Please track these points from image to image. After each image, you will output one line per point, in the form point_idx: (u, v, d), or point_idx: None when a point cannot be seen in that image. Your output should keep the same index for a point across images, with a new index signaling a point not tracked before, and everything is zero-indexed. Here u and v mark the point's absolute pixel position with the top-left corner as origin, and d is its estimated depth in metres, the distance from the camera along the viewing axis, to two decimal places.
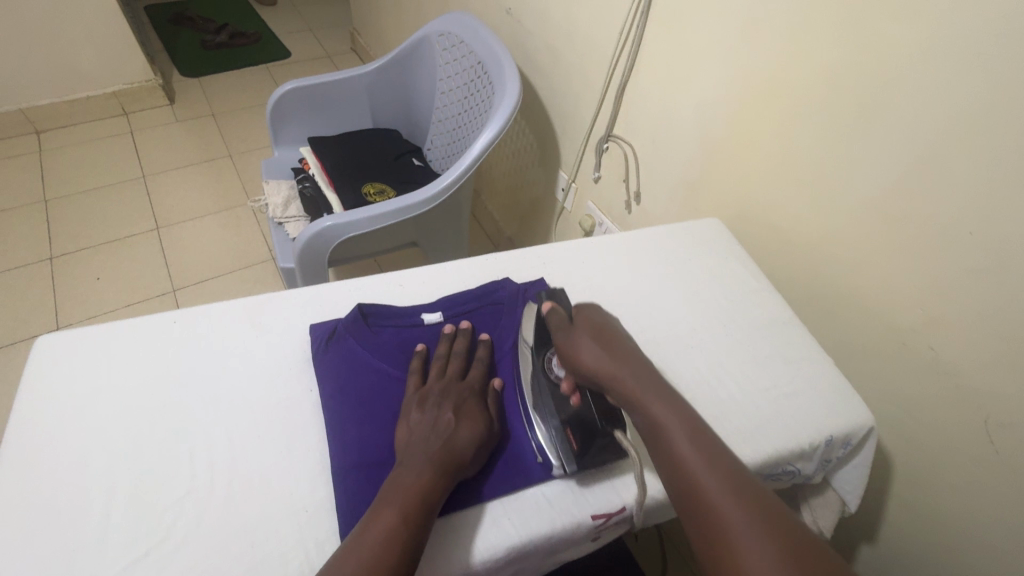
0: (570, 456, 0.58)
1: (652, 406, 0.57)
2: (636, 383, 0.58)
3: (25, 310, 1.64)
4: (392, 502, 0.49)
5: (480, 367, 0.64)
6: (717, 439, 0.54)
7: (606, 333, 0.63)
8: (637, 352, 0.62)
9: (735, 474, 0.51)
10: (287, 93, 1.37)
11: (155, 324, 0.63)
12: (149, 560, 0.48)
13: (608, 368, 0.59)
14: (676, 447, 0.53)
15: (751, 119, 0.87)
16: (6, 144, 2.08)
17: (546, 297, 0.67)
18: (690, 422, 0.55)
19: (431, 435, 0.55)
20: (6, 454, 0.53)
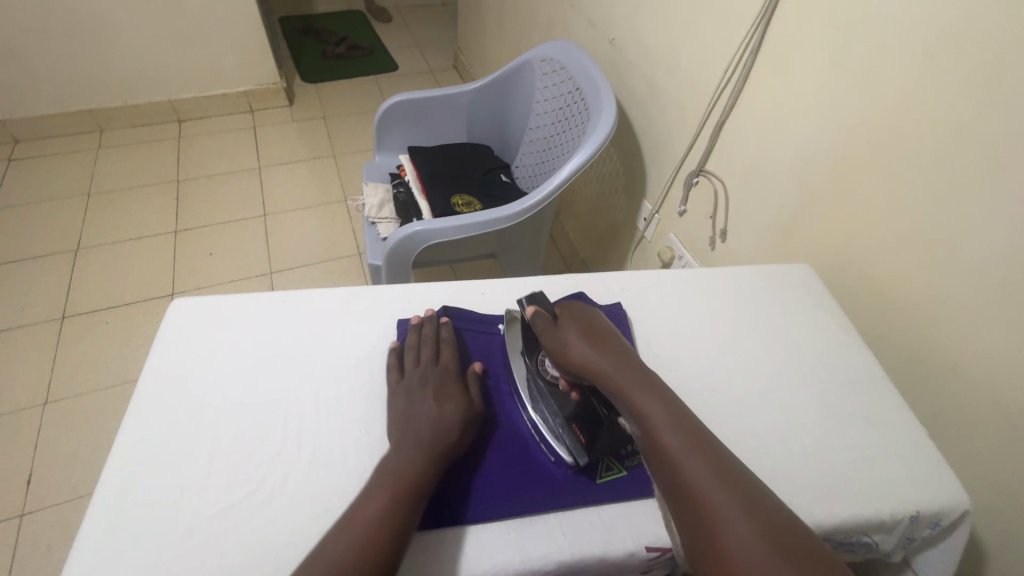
0: (581, 449, 0.60)
1: (642, 399, 0.58)
2: (627, 378, 0.60)
3: (150, 274, 1.86)
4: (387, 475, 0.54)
5: (451, 350, 0.67)
6: (706, 432, 0.55)
7: (589, 326, 0.65)
8: (623, 347, 0.64)
9: (723, 467, 0.52)
10: (395, 104, 1.48)
11: (268, 300, 0.71)
12: (241, 507, 0.54)
13: (596, 362, 0.62)
14: (664, 442, 0.54)
15: (858, 167, 0.83)
16: (154, 129, 2.39)
17: (528, 300, 0.69)
18: (683, 419, 0.56)
19: (416, 419, 0.59)
20: (139, 394, 0.61)
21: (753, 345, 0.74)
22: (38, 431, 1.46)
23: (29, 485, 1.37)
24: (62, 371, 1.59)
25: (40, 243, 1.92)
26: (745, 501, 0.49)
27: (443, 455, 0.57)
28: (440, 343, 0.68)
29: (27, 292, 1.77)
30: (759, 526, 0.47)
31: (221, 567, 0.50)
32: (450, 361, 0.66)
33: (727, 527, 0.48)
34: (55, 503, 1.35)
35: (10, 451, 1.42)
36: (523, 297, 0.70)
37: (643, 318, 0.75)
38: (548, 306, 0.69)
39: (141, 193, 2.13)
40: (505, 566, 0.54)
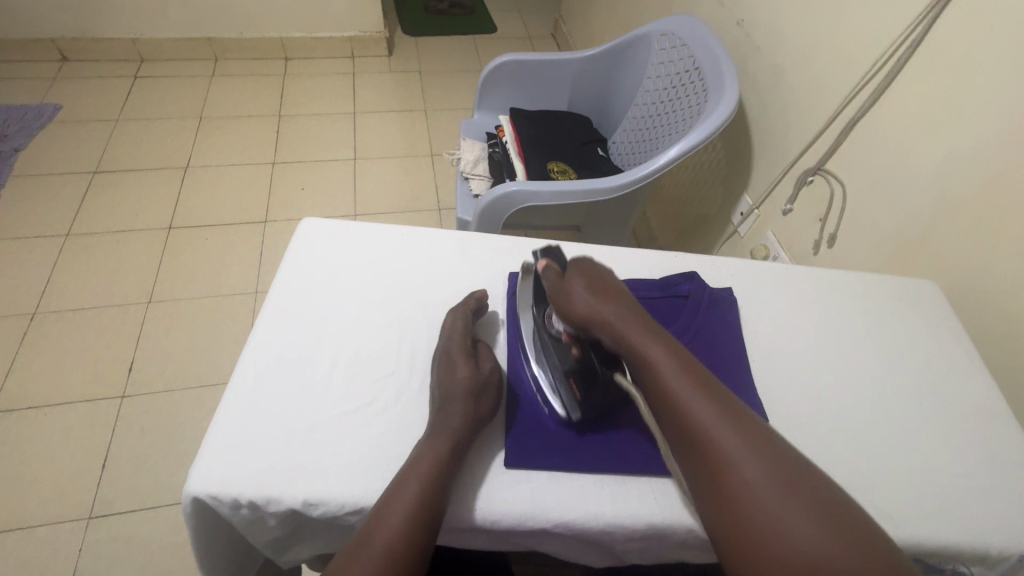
0: (574, 403, 0.60)
1: (649, 348, 0.54)
2: (628, 328, 0.57)
3: (248, 200, 1.98)
4: (432, 450, 0.52)
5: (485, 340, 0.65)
6: (726, 393, 0.52)
7: (592, 275, 0.62)
8: (627, 295, 0.60)
9: (752, 430, 0.49)
10: (503, 64, 1.48)
11: (390, 233, 0.74)
12: (358, 415, 0.58)
13: (600, 313, 0.58)
14: (689, 408, 0.50)
15: (1014, 184, 0.76)
16: (262, 64, 2.50)
17: (542, 255, 0.67)
18: (691, 369, 0.53)
19: (451, 398, 0.57)
20: (273, 298, 0.66)
21: (865, 354, 0.71)
22: (141, 325, 1.62)
23: (130, 370, 1.53)
24: (165, 276, 1.73)
25: (154, 156, 2.07)
26: (758, 445, 0.47)
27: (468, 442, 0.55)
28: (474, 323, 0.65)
29: (141, 200, 1.93)
30: (798, 495, 0.44)
31: (338, 464, 0.54)
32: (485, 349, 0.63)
33: (740, 474, 0.46)
34: (150, 391, 1.49)
35: (118, 338, 1.58)
36: (538, 251, 0.68)
37: (752, 308, 0.73)
38: (560, 261, 0.66)
39: (246, 123, 2.25)
40: (596, 516, 0.55)
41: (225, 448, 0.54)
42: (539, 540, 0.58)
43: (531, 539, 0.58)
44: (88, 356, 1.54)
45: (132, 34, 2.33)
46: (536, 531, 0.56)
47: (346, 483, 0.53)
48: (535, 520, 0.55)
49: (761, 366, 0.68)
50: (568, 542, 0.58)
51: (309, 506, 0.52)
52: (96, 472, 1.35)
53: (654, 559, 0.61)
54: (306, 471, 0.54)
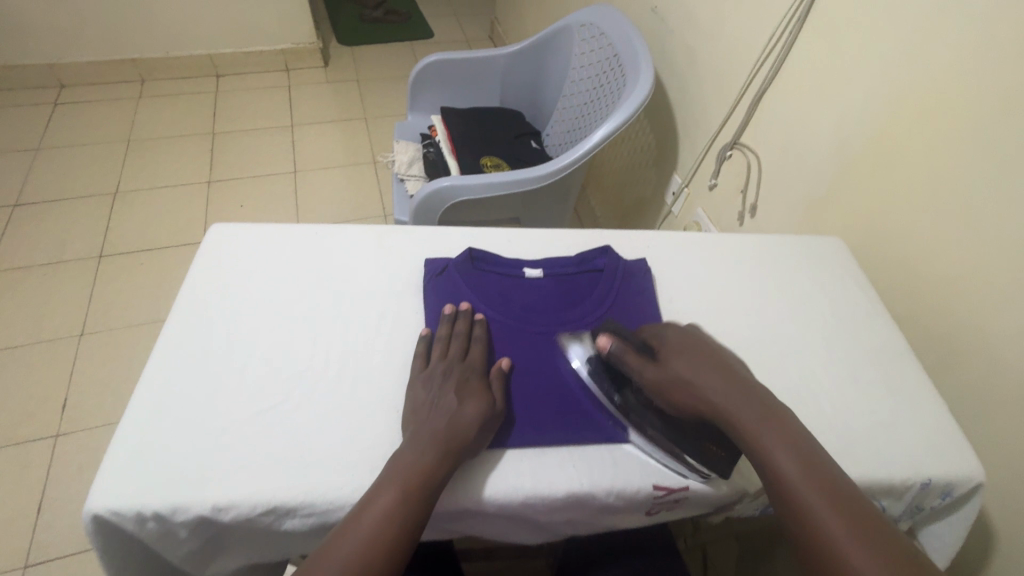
0: (721, 463, 0.57)
1: (773, 446, 0.52)
2: (750, 420, 0.54)
3: (184, 221, 1.92)
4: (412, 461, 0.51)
5: (481, 347, 0.62)
6: (848, 485, 0.50)
7: (698, 355, 0.59)
8: (744, 380, 0.57)
9: (876, 529, 0.47)
10: (430, 64, 1.48)
11: (302, 232, 0.73)
12: (269, 415, 0.56)
13: (713, 399, 0.55)
14: (812, 509, 0.48)
15: (898, 140, 0.81)
16: (192, 82, 2.43)
17: (604, 333, 0.61)
18: (822, 474, 0.50)
19: (427, 417, 0.55)
20: (179, 306, 0.64)
21: (777, 311, 0.74)
22: (74, 358, 1.54)
23: (64, 407, 1.45)
24: (98, 305, 1.66)
25: (80, 183, 1.99)
26: (903, 568, 0.45)
27: (460, 456, 0.53)
28: (470, 337, 0.63)
29: (68, 230, 1.84)
30: None
31: (248, 465, 0.53)
32: (476, 361, 0.60)
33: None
34: (86, 427, 1.42)
35: (49, 375, 1.50)
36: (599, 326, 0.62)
37: (668, 276, 0.75)
38: (623, 335, 0.61)
39: (178, 143, 2.18)
40: (517, 491, 0.55)
41: (128, 460, 0.52)
42: (469, 523, 0.58)
43: (460, 522, 0.57)
44: (17, 396, 1.46)
45: (48, 59, 2.23)
46: (461, 512, 0.55)
47: (258, 485, 0.52)
48: (454, 497, 0.54)
49: None
50: (494, 520, 0.57)
51: (219, 510, 0.51)
52: (31, 517, 1.28)
53: (588, 528, 0.61)
54: (215, 476, 0.52)
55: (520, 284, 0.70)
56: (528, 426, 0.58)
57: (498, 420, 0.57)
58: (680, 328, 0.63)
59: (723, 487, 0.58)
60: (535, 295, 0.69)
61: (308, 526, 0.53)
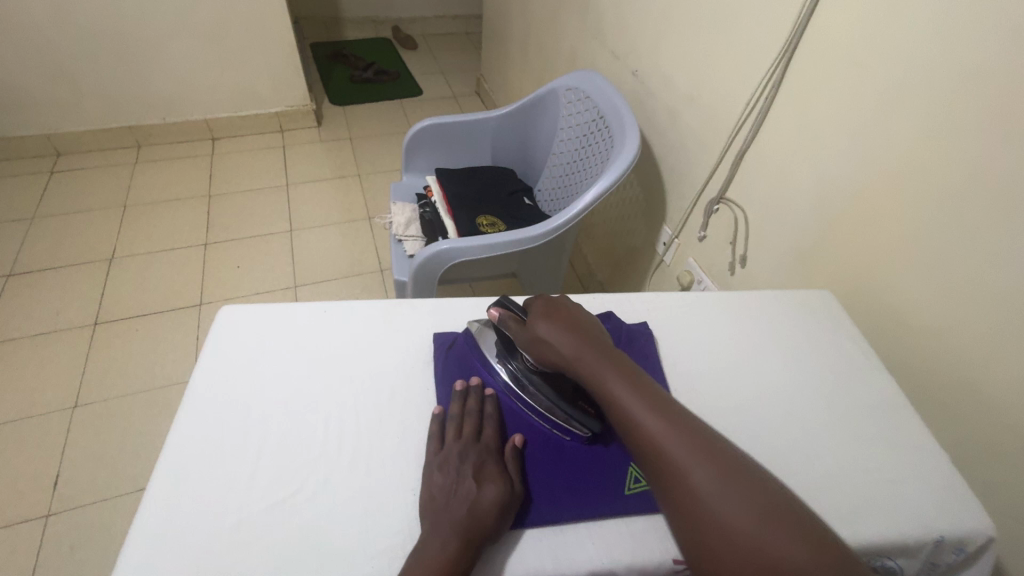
0: (591, 422, 0.64)
1: (610, 380, 0.60)
2: (592, 362, 0.62)
3: (180, 284, 1.92)
4: (436, 546, 0.51)
5: (493, 426, 0.63)
6: (676, 406, 0.58)
7: (559, 313, 0.67)
8: (592, 332, 0.65)
9: (699, 437, 0.55)
10: (423, 128, 1.55)
11: (311, 310, 0.75)
12: (283, 506, 0.56)
13: (565, 350, 0.63)
14: (649, 429, 0.56)
15: (875, 197, 0.86)
16: (188, 147, 2.49)
17: (494, 307, 0.69)
18: (644, 390, 0.59)
19: (445, 498, 0.55)
20: (191, 395, 0.65)
21: (775, 369, 0.76)
22: (67, 432, 1.50)
23: (55, 485, 1.40)
24: (92, 375, 1.63)
25: (76, 251, 1.99)
26: (706, 453, 0.53)
27: (483, 541, 0.53)
28: (482, 416, 0.64)
29: (63, 298, 1.83)
30: (740, 488, 0.50)
31: (265, 562, 0.53)
32: (490, 440, 0.62)
33: (694, 481, 0.52)
34: (78, 505, 1.37)
35: (39, 452, 1.46)
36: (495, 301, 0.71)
37: (669, 338, 0.78)
38: (513, 304, 0.70)
39: (174, 207, 2.21)
40: (539, 572, 0.54)
41: (144, 561, 0.52)
42: None
43: None
44: (6, 475, 1.41)
45: (46, 130, 2.28)
46: None
47: None
48: None
49: (683, 393, 0.72)
50: None
51: None
52: None
53: None
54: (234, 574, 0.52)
55: None
56: (543, 499, 0.59)
57: (519, 503, 0.57)
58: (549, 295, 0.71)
59: None
60: None
61: None
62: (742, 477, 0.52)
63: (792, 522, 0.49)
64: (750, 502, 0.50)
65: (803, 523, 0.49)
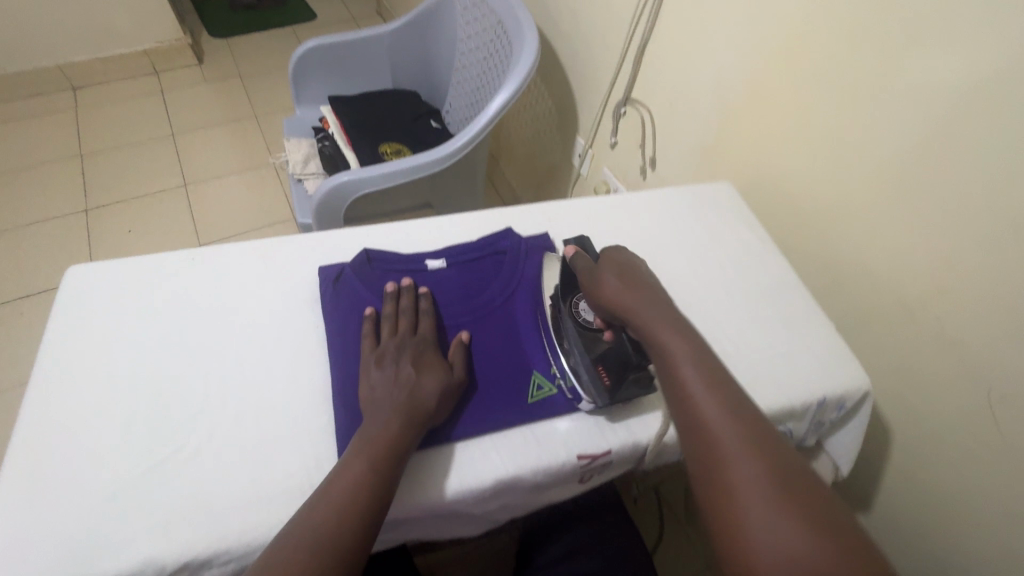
0: (603, 391, 0.58)
1: (672, 348, 0.56)
2: (655, 322, 0.58)
3: (65, 259, 1.72)
4: (381, 428, 0.52)
5: (431, 319, 0.62)
6: (737, 391, 0.54)
7: (629, 270, 0.63)
8: (658, 290, 0.62)
9: (756, 427, 0.50)
10: (309, 50, 1.38)
11: (176, 260, 0.67)
12: (165, 467, 0.52)
13: (627, 304, 0.59)
14: (702, 409, 0.52)
15: (767, 78, 0.84)
16: (43, 100, 2.15)
17: (572, 243, 0.69)
18: (705, 362, 0.55)
19: (390, 386, 0.55)
20: (41, 368, 0.57)
21: (678, 264, 0.76)
22: None
23: None
24: None
25: None
26: (760, 447, 0.49)
27: (422, 426, 0.53)
28: (418, 312, 0.63)
29: None
30: (787, 492, 0.46)
31: (151, 525, 0.49)
32: (429, 332, 0.61)
33: (740, 473, 0.48)
34: None
35: None
36: (569, 240, 0.70)
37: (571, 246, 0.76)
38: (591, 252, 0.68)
39: (39, 172, 1.93)
40: (444, 490, 0.54)
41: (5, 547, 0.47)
42: (401, 529, 0.57)
43: (396, 528, 0.56)
44: None
45: None
46: (391, 522, 0.54)
47: (164, 543, 0.48)
48: None
49: None
50: (428, 522, 0.57)
51: None
52: None
53: (524, 507, 0.62)
54: (110, 549, 0.48)
55: (423, 278, 0.67)
56: (460, 405, 0.58)
57: (459, 388, 0.58)
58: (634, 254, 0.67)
59: (640, 448, 0.60)
60: (446, 283, 0.68)
61: (229, 572, 0.50)
62: (792, 485, 0.47)
63: (817, 505, 0.45)
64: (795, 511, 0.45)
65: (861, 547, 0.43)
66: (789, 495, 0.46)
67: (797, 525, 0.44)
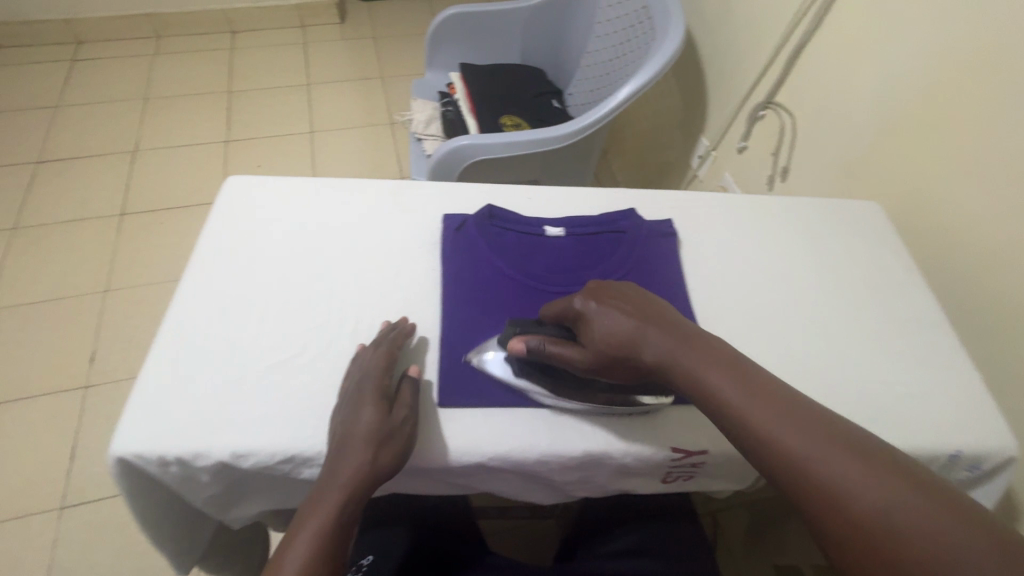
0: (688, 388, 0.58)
1: (712, 376, 0.46)
2: (682, 353, 0.47)
3: (203, 181, 1.92)
4: (315, 516, 0.46)
5: (380, 355, 0.55)
6: (808, 404, 0.43)
7: (622, 303, 0.51)
8: (663, 311, 0.51)
9: (854, 444, 0.40)
10: (449, 18, 1.43)
11: (317, 186, 0.72)
12: (286, 367, 0.56)
13: (649, 353, 0.48)
14: (784, 445, 0.41)
15: (948, 94, 0.75)
16: (207, 39, 2.39)
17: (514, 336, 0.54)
18: (758, 382, 0.45)
19: (329, 460, 0.49)
20: (198, 258, 0.64)
21: (804, 279, 0.71)
22: (100, 313, 1.56)
23: (92, 360, 1.47)
24: (121, 262, 1.68)
25: (102, 141, 1.99)
26: (875, 466, 0.39)
27: (358, 479, 0.47)
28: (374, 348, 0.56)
29: (90, 187, 1.85)
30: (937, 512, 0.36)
31: (267, 415, 0.53)
32: (377, 364, 0.54)
33: (866, 510, 0.37)
34: (113, 379, 1.45)
35: (77, 329, 1.52)
36: (512, 334, 0.54)
37: (691, 240, 0.73)
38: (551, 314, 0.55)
39: (194, 101, 2.16)
40: (530, 447, 0.54)
41: (152, 403, 0.53)
42: (480, 478, 0.58)
43: (479, 477, 0.57)
44: (46, 349, 1.48)
45: (63, 13, 2.21)
46: (476, 468, 0.55)
47: (276, 433, 0.52)
48: (470, 456, 0.53)
49: (700, 299, 0.67)
50: (510, 478, 0.57)
51: (238, 458, 0.51)
52: (65, 463, 1.31)
53: (600, 488, 0.60)
54: (231, 424, 0.53)
55: (540, 243, 0.67)
56: (465, 445, 0.54)
57: (406, 431, 0.51)
58: (593, 281, 0.56)
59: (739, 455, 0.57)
60: (561, 252, 0.67)
61: None
62: (934, 494, 0.37)
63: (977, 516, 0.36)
64: (961, 535, 0.35)
65: None
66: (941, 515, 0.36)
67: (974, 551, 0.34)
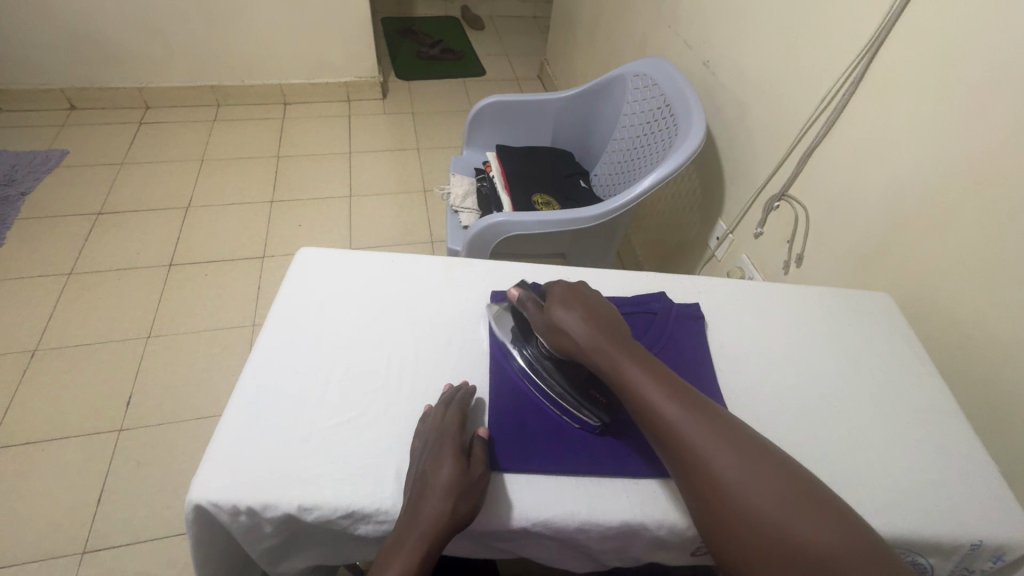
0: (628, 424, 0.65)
1: (626, 365, 0.60)
2: (609, 346, 0.62)
3: (247, 237, 2.04)
4: (398, 558, 0.52)
5: (457, 410, 0.61)
6: (691, 391, 0.58)
7: (578, 299, 0.66)
8: (607, 313, 0.66)
9: (716, 421, 0.55)
10: (488, 105, 1.58)
11: (378, 259, 0.80)
12: (348, 426, 0.62)
13: (582, 339, 0.63)
14: (665, 415, 0.55)
15: (950, 203, 0.83)
16: (262, 109, 2.63)
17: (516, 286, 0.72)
18: (659, 373, 0.59)
19: (408, 509, 0.54)
20: (272, 321, 0.71)
21: (823, 365, 0.76)
22: (141, 358, 1.64)
23: (128, 405, 1.53)
24: (165, 310, 1.77)
25: (158, 196, 2.15)
26: (725, 435, 0.53)
27: (439, 529, 0.53)
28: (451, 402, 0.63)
29: (144, 238, 1.99)
30: (757, 469, 0.51)
31: (331, 471, 0.58)
32: (454, 422, 0.60)
33: (715, 466, 0.52)
34: (146, 424, 1.49)
35: (117, 373, 1.59)
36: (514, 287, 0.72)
37: (716, 322, 0.79)
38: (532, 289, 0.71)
39: (245, 164, 2.34)
40: (575, 516, 0.58)
41: (229, 454, 0.59)
42: (521, 542, 0.61)
43: (520, 541, 0.61)
44: (87, 392, 1.55)
45: (137, 83, 2.46)
46: (520, 532, 0.59)
47: (338, 489, 0.57)
48: (518, 520, 0.58)
49: (726, 380, 0.73)
50: (549, 544, 0.61)
51: (304, 510, 0.56)
52: (92, 506, 1.33)
53: (633, 559, 0.64)
54: (299, 479, 0.58)
55: None
56: (514, 508, 0.58)
57: (480, 486, 0.57)
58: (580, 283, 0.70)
59: None
60: None
61: (379, 531, 0.58)
62: (761, 460, 0.52)
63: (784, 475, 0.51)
64: (769, 484, 0.50)
65: (828, 504, 0.49)
66: (759, 472, 0.51)
67: (775, 496, 0.49)
